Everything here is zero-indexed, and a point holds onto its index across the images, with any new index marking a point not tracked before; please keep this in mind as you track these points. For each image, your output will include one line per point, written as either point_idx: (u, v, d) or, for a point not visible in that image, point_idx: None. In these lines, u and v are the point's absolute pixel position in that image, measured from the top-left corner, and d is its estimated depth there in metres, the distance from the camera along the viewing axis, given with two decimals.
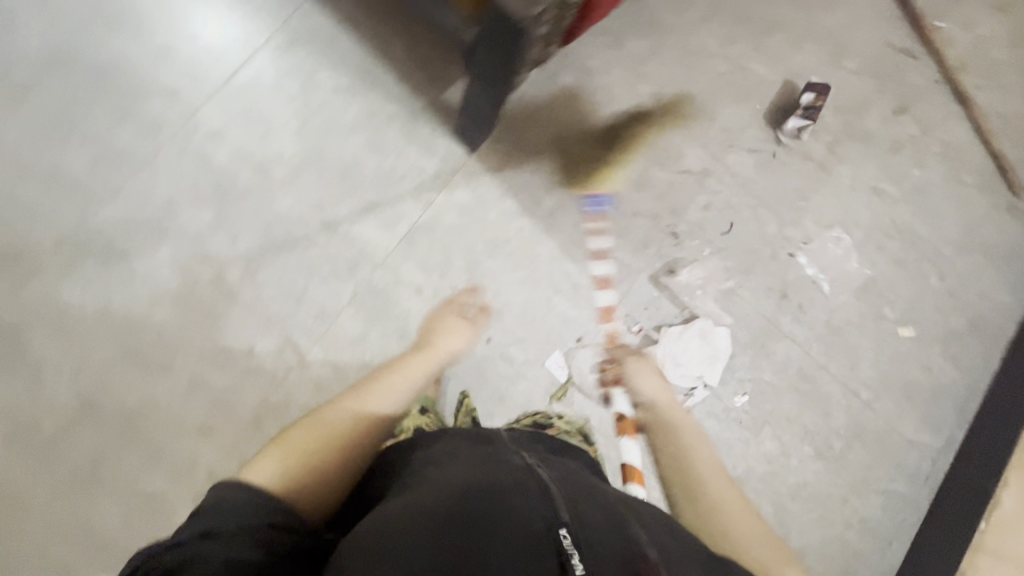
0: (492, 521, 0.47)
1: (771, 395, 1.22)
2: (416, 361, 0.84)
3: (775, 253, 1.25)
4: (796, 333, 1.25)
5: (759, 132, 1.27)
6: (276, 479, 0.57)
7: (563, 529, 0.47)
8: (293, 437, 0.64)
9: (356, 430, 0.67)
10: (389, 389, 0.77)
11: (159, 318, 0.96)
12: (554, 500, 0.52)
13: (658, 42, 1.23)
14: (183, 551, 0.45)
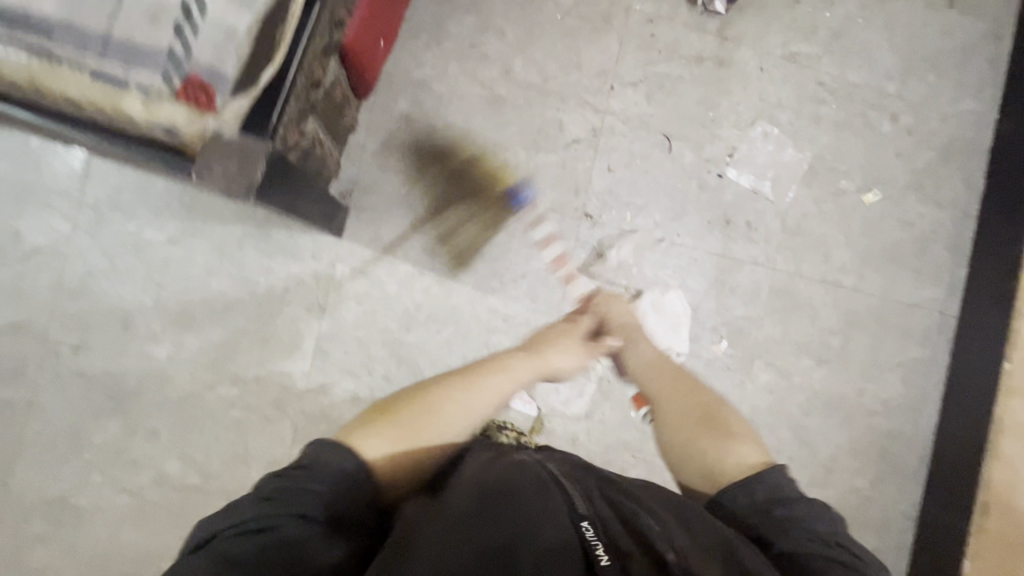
0: (524, 505, 0.55)
1: (750, 325, 1.16)
2: (525, 368, 0.82)
3: (702, 180, 1.12)
4: (755, 253, 1.15)
5: (636, 56, 1.09)
6: (394, 453, 0.62)
7: (582, 520, 0.55)
8: (405, 419, 0.66)
9: (463, 425, 0.70)
10: (488, 400, 0.74)
11: (124, 541, 0.95)
12: (564, 487, 0.59)
13: (483, 12, 1.06)
14: (261, 539, 0.49)
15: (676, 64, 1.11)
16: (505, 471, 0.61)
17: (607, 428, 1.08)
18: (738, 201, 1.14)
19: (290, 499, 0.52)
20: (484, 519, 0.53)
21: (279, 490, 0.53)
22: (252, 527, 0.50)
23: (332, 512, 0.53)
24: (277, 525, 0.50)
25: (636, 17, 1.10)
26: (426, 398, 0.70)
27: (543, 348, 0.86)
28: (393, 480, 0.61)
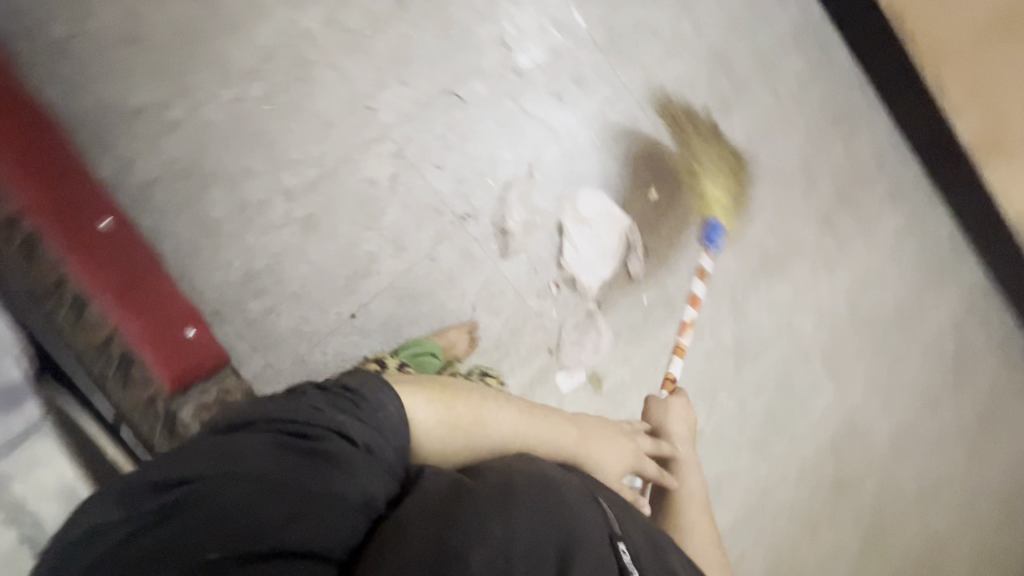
0: (566, 504, 0.49)
1: (655, 149, 1.14)
2: (588, 444, 0.70)
3: (509, 92, 1.05)
4: (604, 93, 1.10)
5: (359, 60, 0.99)
6: (435, 434, 0.57)
7: (619, 542, 0.48)
8: (456, 401, 0.60)
9: (513, 442, 0.63)
10: (549, 442, 0.65)
11: None
12: (600, 505, 0.52)
13: (215, 167, 0.94)
14: (280, 442, 0.46)
15: (392, 31, 1.00)
16: (545, 472, 0.53)
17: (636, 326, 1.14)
18: (549, 74, 1.08)
19: (328, 413, 0.48)
20: (538, 515, 0.46)
21: (320, 403, 0.49)
22: (291, 432, 0.46)
23: (374, 451, 0.48)
24: (323, 437, 0.46)
25: (322, 29, 0.97)
26: (497, 402, 0.64)
27: (600, 439, 0.73)
28: (426, 449, 0.56)
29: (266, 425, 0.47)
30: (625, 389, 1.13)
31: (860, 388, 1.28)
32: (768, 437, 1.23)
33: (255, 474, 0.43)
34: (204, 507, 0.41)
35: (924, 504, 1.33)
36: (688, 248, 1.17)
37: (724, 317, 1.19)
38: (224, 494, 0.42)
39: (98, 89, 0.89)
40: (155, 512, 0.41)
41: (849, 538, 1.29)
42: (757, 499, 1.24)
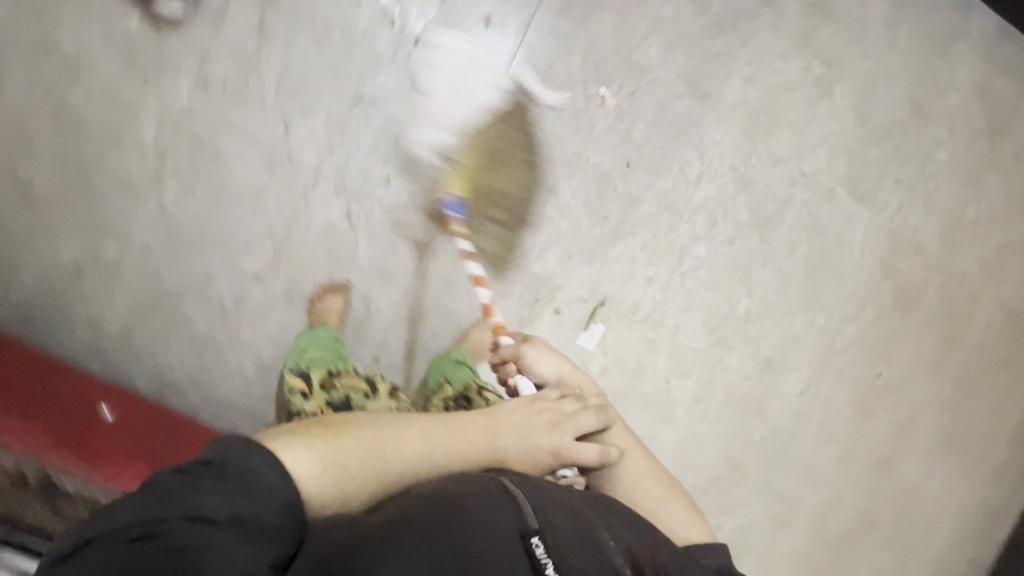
0: (474, 514, 0.47)
1: (596, 51, 1.00)
2: (499, 438, 0.63)
3: (419, 68, 0.94)
4: (514, 19, 0.96)
5: (254, 110, 0.89)
6: (329, 476, 0.49)
7: (533, 537, 0.48)
8: (344, 433, 0.53)
9: (419, 458, 0.56)
10: (457, 451, 0.59)
11: None
12: (515, 498, 0.51)
13: (177, 287, 0.90)
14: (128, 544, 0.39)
15: (269, 62, 0.88)
16: (453, 486, 0.51)
17: (648, 244, 1.08)
18: (451, 27, 0.94)
19: (187, 489, 0.42)
20: (433, 544, 0.44)
21: (175, 483, 0.42)
22: (136, 536, 0.39)
23: (245, 519, 0.42)
24: (178, 529, 0.40)
25: (200, 95, 0.86)
26: (392, 423, 0.57)
27: (510, 415, 0.66)
28: (320, 493, 0.48)
29: (113, 537, 0.40)
30: (659, 306, 1.11)
31: (896, 198, 1.20)
32: (817, 287, 1.19)
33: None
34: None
35: (993, 280, 1.28)
36: (670, 141, 1.06)
37: (733, 193, 1.11)
38: None
39: (31, 267, 0.85)
40: None
41: (926, 343, 1.28)
42: (826, 348, 1.23)
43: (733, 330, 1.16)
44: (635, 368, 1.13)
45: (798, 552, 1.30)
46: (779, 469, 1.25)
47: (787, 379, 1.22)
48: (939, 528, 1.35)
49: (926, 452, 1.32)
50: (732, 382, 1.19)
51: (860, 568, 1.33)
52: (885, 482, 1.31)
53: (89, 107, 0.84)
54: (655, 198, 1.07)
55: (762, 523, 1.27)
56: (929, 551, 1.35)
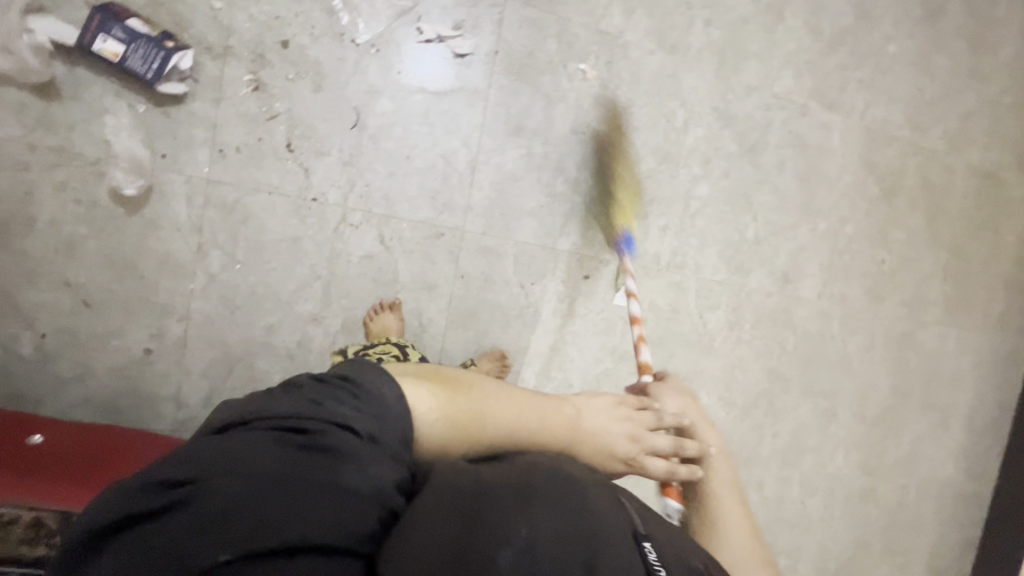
0: (582, 490, 0.40)
1: (567, 31, 1.06)
2: (587, 421, 0.52)
3: (412, 87, 0.98)
4: (488, 18, 1.01)
5: (272, 164, 0.92)
6: (441, 422, 0.41)
7: (645, 541, 0.39)
8: (459, 384, 0.44)
9: (518, 432, 0.46)
10: (549, 432, 0.48)
11: None
12: (624, 501, 0.43)
13: (245, 346, 0.94)
14: (273, 435, 0.35)
15: (275, 115, 0.92)
16: (563, 465, 0.43)
17: (655, 197, 1.16)
18: (431, 40, 0.98)
19: (333, 399, 0.37)
20: (557, 515, 0.36)
21: (320, 392, 0.37)
22: (282, 431, 0.35)
23: (382, 440, 0.36)
24: (322, 431, 0.35)
25: (219, 163, 0.90)
26: (504, 385, 0.47)
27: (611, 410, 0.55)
28: (426, 435, 0.41)
29: (264, 423, 0.35)
30: (678, 250, 1.20)
31: (862, 98, 1.29)
32: (812, 196, 1.29)
33: (254, 471, 0.32)
34: (197, 512, 0.31)
35: (961, 149, 1.39)
36: (653, 96, 1.13)
37: (719, 130, 1.19)
38: (210, 500, 0.31)
39: (105, 363, 0.89)
40: (136, 518, 0.31)
41: (916, 222, 1.39)
42: (832, 250, 1.33)
43: (748, 255, 1.25)
44: (669, 312, 1.21)
45: (848, 437, 1.42)
46: (816, 369, 1.36)
47: (805, 286, 1.32)
48: (964, 383, 1.48)
49: (938, 319, 1.44)
50: (758, 301, 1.28)
51: (904, 436, 1.46)
52: (909, 355, 1.43)
53: (119, 200, 0.87)
54: (652, 153, 1.14)
55: (812, 420, 1.38)
56: (959, 405, 1.49)
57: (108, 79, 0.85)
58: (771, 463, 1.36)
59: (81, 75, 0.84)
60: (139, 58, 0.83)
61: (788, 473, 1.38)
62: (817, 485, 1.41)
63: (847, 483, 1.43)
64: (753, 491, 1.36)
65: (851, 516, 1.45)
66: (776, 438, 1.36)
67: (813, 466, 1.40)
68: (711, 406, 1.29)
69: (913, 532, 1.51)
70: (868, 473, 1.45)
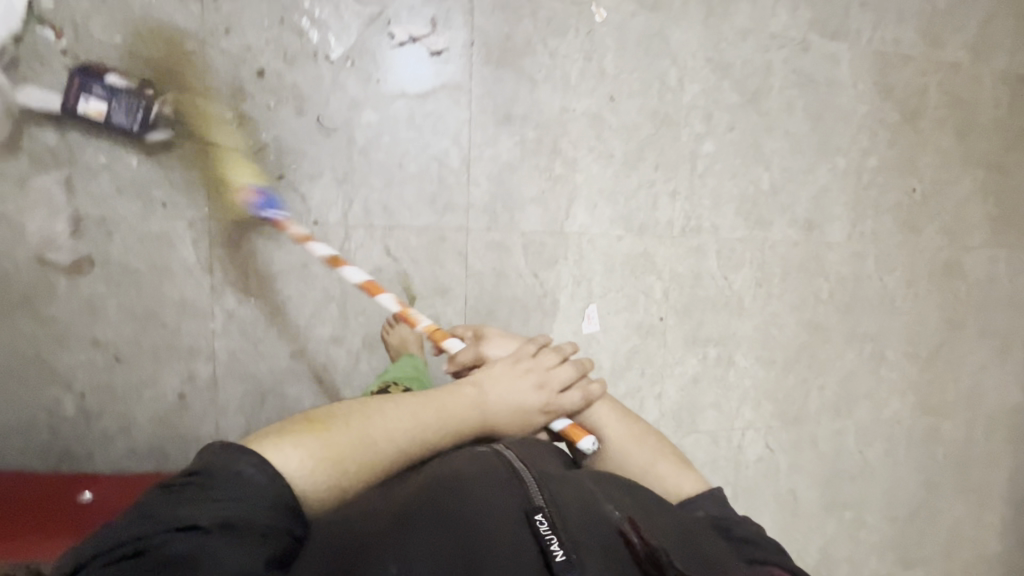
0: (469, 492, 0.48)
1: (544, 7, 1.02)
2: (480, 408, 0.62)
3: (393, 93, 0.97)
4: (458, 9, 0.98)
5: (270, 194, 0.93)
6: (323, 471, 0.48)
7: (536, 514, 0.48)
8: (333, 425, 0.50)
9: (404, 446, 0.54)
10: (439, 431, 0.57)
11: (782, 516, 1.32)
12: (525, 480, 0.51)
13: (271, 376, 0.96)
14: (118, 560, 0.37)
15: (262, 146, 0.92)
16: (454, 467, 0.52)
17: (660, 163, 1.12)
18: (404, 42, 0.96)
19: (182, 502, 0.40)
20: (437, 530, 0.45)
21: (163, 501, 0.40)
22: (119, 557, 0.37)
23: (237, 525, 0.40)
24: (167, 542, 0.38)
25: (217, 202, 0.91)
26: (381, 407, 0.55)
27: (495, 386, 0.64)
28: (316, 489, 0.47)
29: (103, 557, 0.37)
30: (692, 213, 1.15)
31: (867, 21, 1.21)
32: (828, 134, 1.22)
33: None
34: None
35: (982, 58, 1.31)
36: (643, 59, 1.08)
37: (718, 81, 1.13)
38: None
39: (143, 411, 0.92)
40: None
41: (945, 143, 1.30)
42: (858, 187, 1.26)
43: (767, 206, 1.20)
44: (692, 278, 1.17)
45: (901, 378, 1.35)
46: (857, 314, 1.30)
47: (832, 229, 1.25)
48: (1015, 303, 1.41)
49: (981, 240, 1.36)
50: (784, 252, 1.23)
51: (960, 368, 1.39)
52: (955, 283, 1.36)
53: (129, 254, 0.89)
54: (650, 118, 1.10)
55: (859, 367, 1.32)
56: (1013, 326, 1.42)
57: (97, 138, 0.86)
58: (822, 416, 1.31)
59: (74, 138, 0.86)
60: (121, 111, 0.84)
61: (841, 424, 1.33)
62: (873, 432, 1.35)
63: (905, 425, 1.37)
64: (807, 448, 1.31)
65: (914, 459, 1.39)
66: (823, 391, 1.30)
67: (867, 414, 1.34)
68: (750, 367, 1.24)
69: (983, 466, 1.44)
70: (928, 412, 1.38)
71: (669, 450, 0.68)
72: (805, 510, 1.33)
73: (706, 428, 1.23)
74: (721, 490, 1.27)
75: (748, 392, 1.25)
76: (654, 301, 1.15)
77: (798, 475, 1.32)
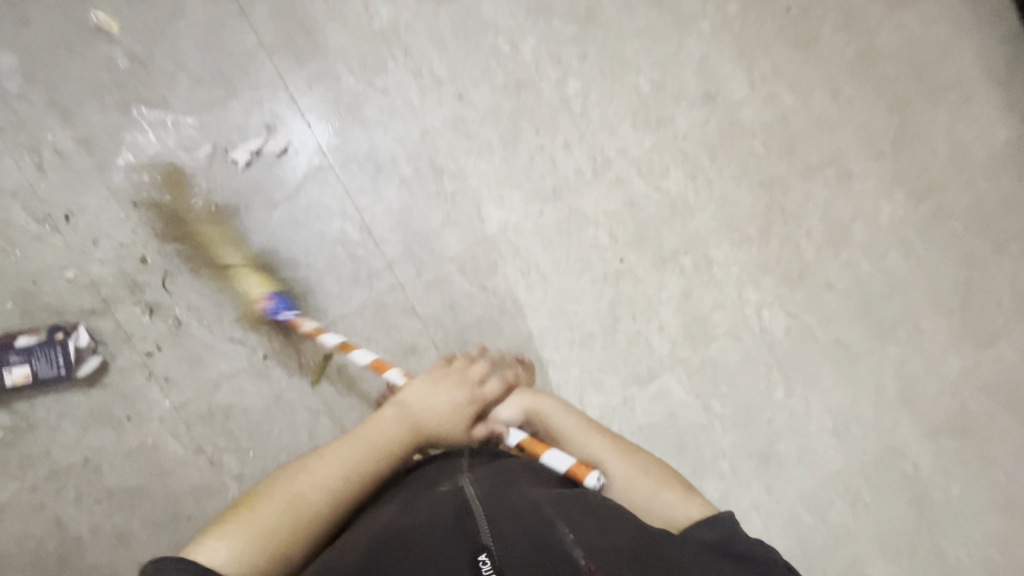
0: (415, 544, 0.53)
1: (353, 55, 1.02)
2: (399, 422, 0.71)
3: (267, 209, 0.98)
4: (278, 102, 0.98)
5: (213, 356, 0.95)
6: (245, 545, 0.55)
7: (481, 555, 0.50)
8: (252, 509, 0.58)
9: (323, 494, 0.61)
10: (355, 467, 0.64)
11: (842, 367, 1.28)
12: (474, 523, 0.55)
13: None
14: None
15: (181, 319, 0.94)
16: (410, 522, 0.56)
17: (538, 126, 1.10)
18: (249, 159, 0.97)
19: None
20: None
21: None
22: None
23: None
24: None
25: (172, 389, 0.94)
26: (301, 472, 0.62)
27: (417, 399, 0.75)
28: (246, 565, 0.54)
29: None
30: (595, 151, 1.13)
31: None
32: (677, 7, 1.18)
33: None
34: None
35: None
36: (468, 46, 1.07)
37: (548, 25, 1.11)
38: None
39: None
40: None
41: None
42: (734, 39, 1.21)
43: (660, 104, 1.17)
44: (630, 209, 1.15)
45: (877, 182, 1.31)
46: (801, 148, 1.26)
47: (733, 88, 1.21)
48: (947, 51, 1.34)
49: (880, 14, 1.31)
50: (701, 135, 1.19)
51: (929, 140, 1.33)
52: (877, 67, 1.31)
53: (124, 475, 0.92)
54: (506, 93, 1.08)
55: (832, 195, 1.28)
56: (960, 73, 1.34)
57: (42, 396, 0.90)
58: (826, 259, 1.27)
59: (22, 407, 0.90)
60: (47, 369, 0.87)
61: (847, 255, 1.29)
62: (880, 246, 1.31)
63: (909, 222, 1.32)
64: (826, 294, 1.27)
65: (938, 247, 1.33)
66: (812, 236, 1.27)
67: (866, 233, 1.30)
68: (731, 254, 1.21)
69: (1016, 215, 1.35)
70: (922, 197, 1.33)
71: (657, 470, 0.71)
72: (859, 349, 1.29)
73: (722, 331, 1.21)
74: (772, 377, 1.24)
75: (741, 277, 1.22)
76: (607, 248, 1.14)
77: (833, 322, 1.27)
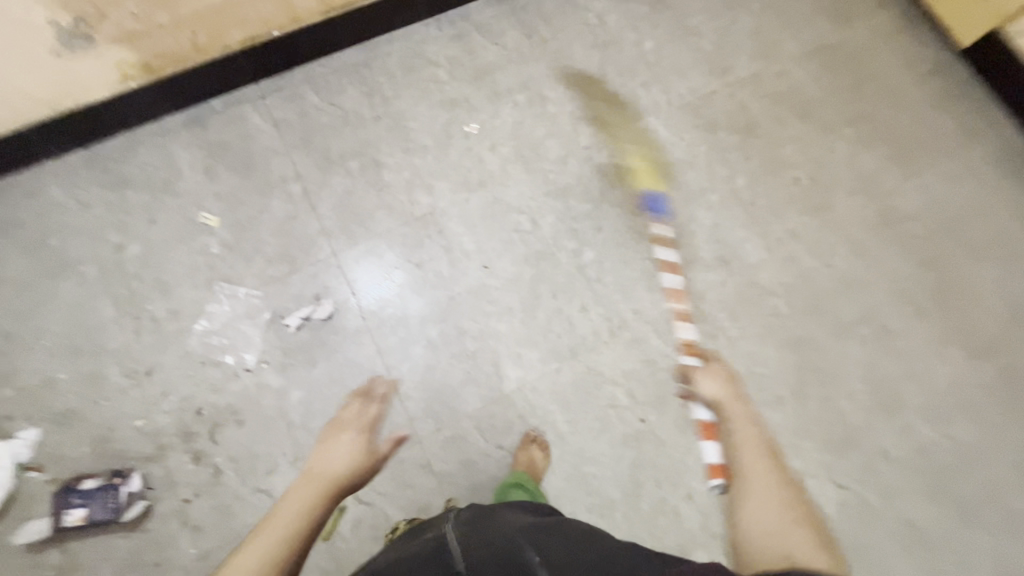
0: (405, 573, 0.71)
1: (396, 234, 1.20)
2: (316, 476, 0.78)
3: (308, 366, 1.10)
4: (331, 275, 1.16)
5: (241, 505, 1.02)
6: None
7: None
8: None
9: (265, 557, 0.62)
10: (291, 518, 0.67)
11: (914, 555, 1.10)
12: (451, 556, 0.71)
13: None
14: None
15: (220, 468, 1.03)
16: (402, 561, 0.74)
17: (556, 291, 1.19)
18: (300, 323, 1.12)
19: None
20: None
21: None
22: None
23: None
24: None
25: (200, 537, 1.00)
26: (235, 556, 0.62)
27: (318, 463, 0.82)
28: None
29: None
30: (611, 313, 1.19)
31: (660, 92, 1.37)
32: (685, 184, 1.30)
33: None
34: None
35: (777, 55, 1.42)
36: (494, 225, 1.23)
37: (565, 205, 1.26)
38: None
39: None
40: None
41: (797, 132, 1.37)
42: (744, 209, 1.30)
43: (674, 268, 1.24)
44: (648, 368, 1.17)
45: (924, 342, 1.24)
46: (829, 307, 1.24)
47: (748, 252, 1.26)
48: (980, 209, 1.33)
49: (896, 179, 1.35)
50: (718, 297, 1.23)
51: (977, 296, 1.27)
52: (902, 227, 1.31)
53: None
54: (526, 262, 1.21)
55: (872, 354, 1.22)
56: (999, 230, 1.31)
57: (88, 539, 0.98)
58: (875, 424, 1.17)
59: (69, 549, 0.98)
60: (99, 513, 0.98)
61: (902, 420, 1.18)
62: (941, 410, 1.19)
63: (971, 384, 1.21)
64: (884, 464, 1.15)
65: (1014, 414, 1.19)
66: (854, 398, 1.19)
67: (921, 395, 1.20)
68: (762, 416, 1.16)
69: None
70: (982, 357, 1.23)
71: (808, 526, 0.78)
72: (934, 534, 1.11)
73: None
74: None
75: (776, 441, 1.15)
76: (626, 408, 1.14)
77: (897, 497, 1.13)
